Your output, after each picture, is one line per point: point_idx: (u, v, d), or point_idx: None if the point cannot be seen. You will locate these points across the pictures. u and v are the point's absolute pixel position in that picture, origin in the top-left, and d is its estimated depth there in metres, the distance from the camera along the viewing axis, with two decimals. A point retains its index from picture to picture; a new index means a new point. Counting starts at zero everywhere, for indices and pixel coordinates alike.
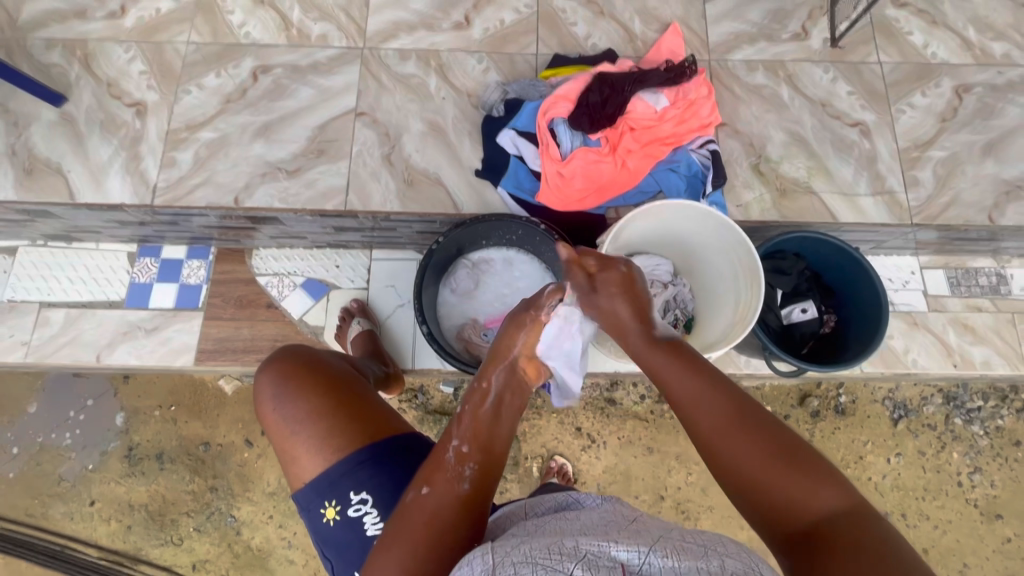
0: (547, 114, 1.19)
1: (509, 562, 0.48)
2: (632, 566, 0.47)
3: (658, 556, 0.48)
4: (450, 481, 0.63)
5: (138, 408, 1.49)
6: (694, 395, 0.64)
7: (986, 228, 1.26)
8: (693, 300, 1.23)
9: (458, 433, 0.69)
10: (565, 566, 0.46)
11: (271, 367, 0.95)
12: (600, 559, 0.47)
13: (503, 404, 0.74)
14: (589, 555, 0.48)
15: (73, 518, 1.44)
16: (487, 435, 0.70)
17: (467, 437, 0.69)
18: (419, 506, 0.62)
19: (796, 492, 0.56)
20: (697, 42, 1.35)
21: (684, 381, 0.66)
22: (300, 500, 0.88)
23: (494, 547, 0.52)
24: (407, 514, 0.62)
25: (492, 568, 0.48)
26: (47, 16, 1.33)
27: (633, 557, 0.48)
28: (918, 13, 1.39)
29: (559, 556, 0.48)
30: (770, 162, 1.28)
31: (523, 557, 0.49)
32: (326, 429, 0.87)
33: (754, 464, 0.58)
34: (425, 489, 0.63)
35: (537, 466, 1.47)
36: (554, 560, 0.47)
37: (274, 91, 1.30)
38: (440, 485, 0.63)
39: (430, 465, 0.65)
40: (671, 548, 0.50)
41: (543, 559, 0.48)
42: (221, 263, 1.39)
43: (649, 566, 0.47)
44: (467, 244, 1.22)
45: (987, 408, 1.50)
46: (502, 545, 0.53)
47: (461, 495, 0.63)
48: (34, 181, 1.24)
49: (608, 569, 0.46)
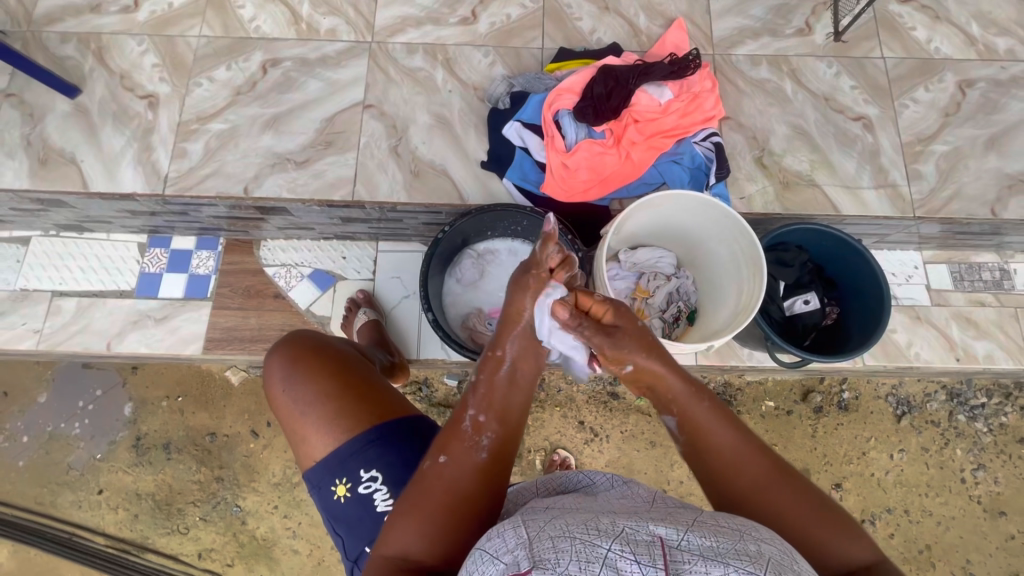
0: (552, 106, 1.21)
1: (545, 537, 0.47)
2: (671, 542, 0.46)
3: (696, 535, 0.47)
4: (467, 451, 0.63)
5: (146, 398, 1.51)
6: (742, 457, 0.64)
7: (989, 222, 1.26)
8: (696, 292, 1.27)
9: (475, 399, 0.68)
10: (602, 542, 0.45)
11: (281, 350, 0.95)
12: (638, 534, 0.47)
13: (519, 367, 0.71)
14: (628, 531, 0.47)
15: (82, 506, 1.46)
16: (503, 402, 0.68)
17: (484, 403, 0.67)
18: (436, 475, 0.63)
19: (836, 545, 0.60)
20: (701, 37, 1.36)
21: (732, 438, 0.65)
22: (311, 479, 0.89)
23: (525, 522, 0.51)
24: (424, 483, 0.63)
25: (528, 543, 0.47)
26: (61, 10, 1.36)
27: (672, 534, 0.47)
28: (922, 9, 1.40)
29: (595, 532, 0.47)
30: (773, 155, 1.29)
31: (559, 532, 0.48)
32: (336, 410, 0.88)
33: (800, 523, 0.61)
34: (442, 459, 0.64)
35: (540, 458, 1.48)
36: (591, 535, 0.47)
37: (283, 84, 1.32)
38: (458, 458, 0.63)
39: (447, 435, 0.65)
40: (707, 528, 0.49)
41: (580, 534, 0.47)
42: (229, 254, 1.40)
43: (688, 542, 0.46)
44: (473, 235, 1.23)
45: (991, 404, 1.50)
46: (532, 519, 0.52)
47: (478, 464, 0.63)
48: (48, 171, 1.26)
49: (647, 546, 0.45)
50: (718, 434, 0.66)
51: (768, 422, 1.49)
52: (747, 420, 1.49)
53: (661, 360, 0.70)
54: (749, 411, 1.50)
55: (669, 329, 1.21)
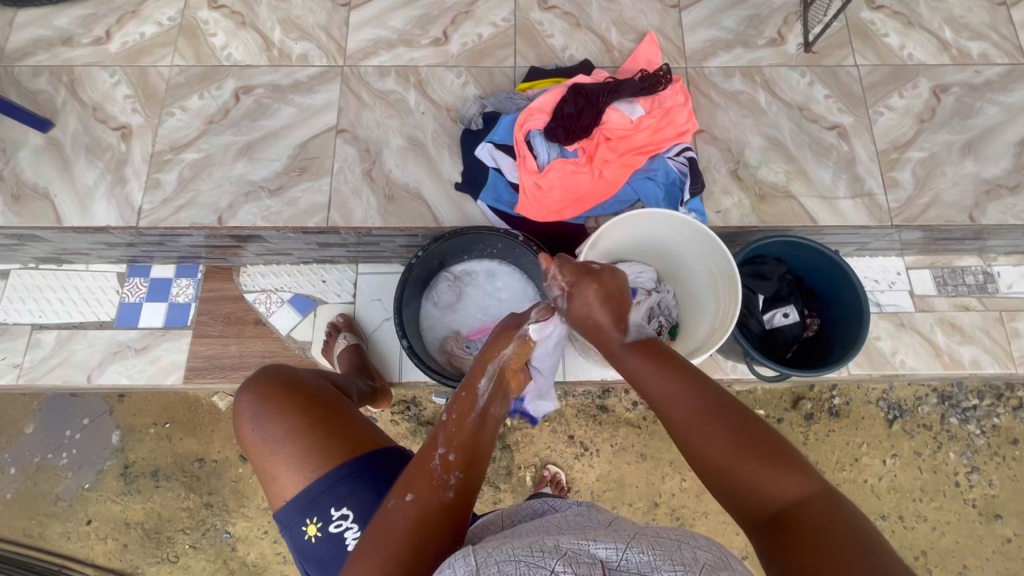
0: (524, 127, 1.21)
1: (492, 563, 0.47)
2: (612, 561, 0.47)
3: (636, 550, 0.48)
4: (434, 488, 0.62)
5: (133, 425, 1.50)
6: (677, 395, 0.65)
7: (968, 227, 1.26)
8: (677, 307, 1.24)
9: (445, 439, 0.67)
10: (547, 563, 0.46)
11: (251, 387, 0.93)
12: (581, 555, 0.47)
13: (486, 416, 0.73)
14: (571, 553, 0.47)
15: (70, 538, 1.45)
16: (470, 443, 0.68)
17: (453, 444, 0.67)
18: (401, 512, 0.60)
19: (761, 479, 0.57)
20: (674, 51, 1.36)
21: (654, 377, 0.68)
22: (283, 519, 0.86)
23: (474, 549, 0.50)
24: (386, 520, 0.60)
25: (477, 570, 0.46)
26: (34, 43, 1.36)
27: (613, 554, 0.47)
28: (894, 15, 1.40)
29: (541, 553, 0.47)
30: (748, 167, 1.29)
31: (506, 557, 0.47)
32: (306, 446, 0.86)
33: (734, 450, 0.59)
34: (409, 496, 0.61)
35: (530, 475, 1.46)
36: (537, 557, 0.47)
37: (256, 111, 1.32)
38: (425, 495, 0.61)
39: (415, 471, 0.63)
40: (648, 542, 0.50)
41: (527, 557, 0.47)
42: (209, 281, 1.40)
43: (627, 561, 0.47)
44: (449, 257, 1.23)
45: (982, 406, 1.48)
46: (482, 547, 0.51)
47: (445, 503, 0.62)
48: (22, 207, 1.26)
49: (589, 565, 0.46)
50: (641, 374, 0.69)
51: None
52: None
53: (605, 309, 0.76)
54: None
55: None
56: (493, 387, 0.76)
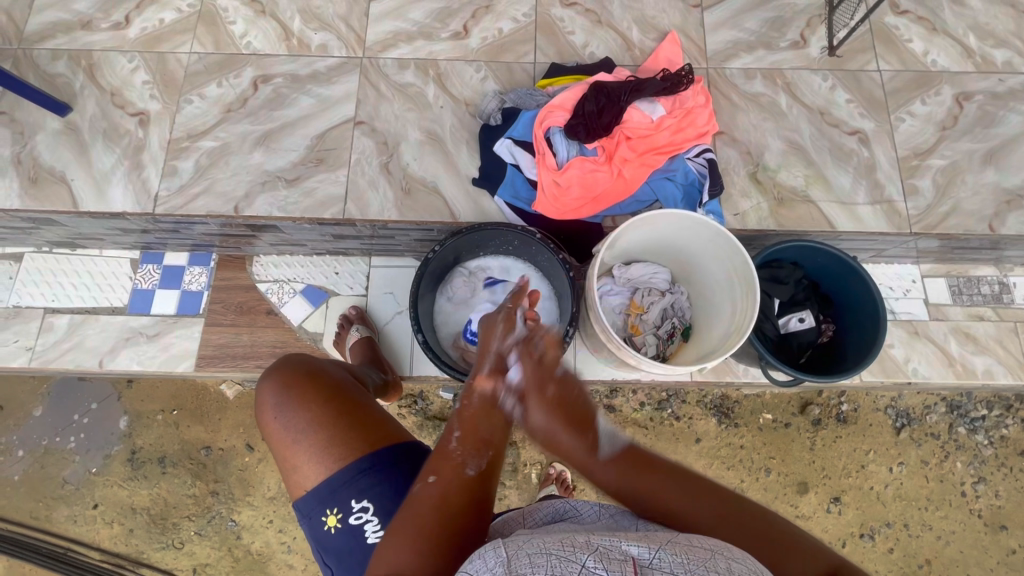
0: (543, 123, 1.20)
1: (524, 554, 0.46)
2: (643, 561, 0.46)
3: (667, 553, 0.48)
4: (454, 467, 0.63)
5: (141, 412, 1.50)
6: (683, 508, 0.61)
7: (988, 237, 1.25)
8: (691, 308, 1.27)
9: (460, 425, 0.70)
10: (579, 557, 0.45)
11: (273, 375, 0.93)
12: (612, 552, 0.47)
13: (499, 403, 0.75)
14: (602, 549, 0.47)
15: (76, 521, 1.46)
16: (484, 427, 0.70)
17: (467, 428, 0.69)
18: (426, 494, 0.62)
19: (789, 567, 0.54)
20: (695, 51, 1.35)
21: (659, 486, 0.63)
22: (301, 508, 0.85)
23: (504, 542, 0.50)
24: (413, 504, 0.61)
25: (508, 561, 0.46)
26: (53, 27, 1.36)
27: (645, 552, 0.47)
28: (918, 20, 1.39)
29: (573, 547, 0.47)
30: (767, 170, 1.28)
31: (538, 550, 0.47)
32: (328, 438, 0.85)
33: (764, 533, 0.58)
34: (431, 478, 0.63)
35: (536, 472, 1.46)
36: (569, 551, 0.47)
37: (274, 100, 1.31)
38: (446, 477, 0.62)
39: (435, 457, 0.65)
40: (678, 545, 0.49)
41: (559, 551, 0.47)
42: (223, 270, 1.40)
43: (659, 561, 0.46)
44: (464, 253, 1.23)
45: (991, 417, 1.47)
46: (511, 540, 0.51)
47: (465, 480, 0.62)
48: (39, 190, 1.26)
49: (621, 562, 0.45)
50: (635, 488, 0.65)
51: (765, 436, 1.47)
52: (744, 433, 1.47)
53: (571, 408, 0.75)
54: (746, 424, 1.47)
55: (663, 345, 1.21)
56: (497, 370, 0.79)
